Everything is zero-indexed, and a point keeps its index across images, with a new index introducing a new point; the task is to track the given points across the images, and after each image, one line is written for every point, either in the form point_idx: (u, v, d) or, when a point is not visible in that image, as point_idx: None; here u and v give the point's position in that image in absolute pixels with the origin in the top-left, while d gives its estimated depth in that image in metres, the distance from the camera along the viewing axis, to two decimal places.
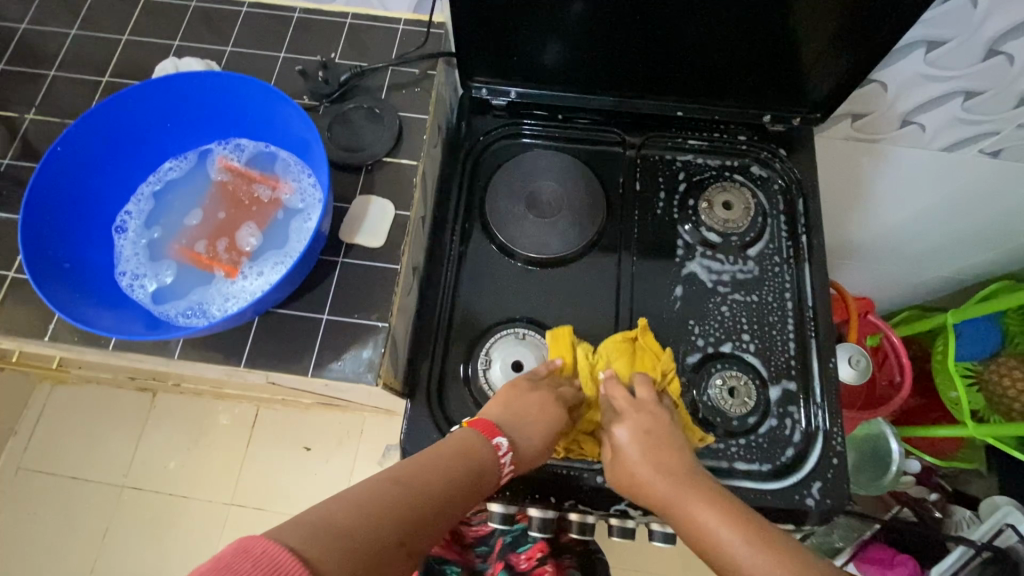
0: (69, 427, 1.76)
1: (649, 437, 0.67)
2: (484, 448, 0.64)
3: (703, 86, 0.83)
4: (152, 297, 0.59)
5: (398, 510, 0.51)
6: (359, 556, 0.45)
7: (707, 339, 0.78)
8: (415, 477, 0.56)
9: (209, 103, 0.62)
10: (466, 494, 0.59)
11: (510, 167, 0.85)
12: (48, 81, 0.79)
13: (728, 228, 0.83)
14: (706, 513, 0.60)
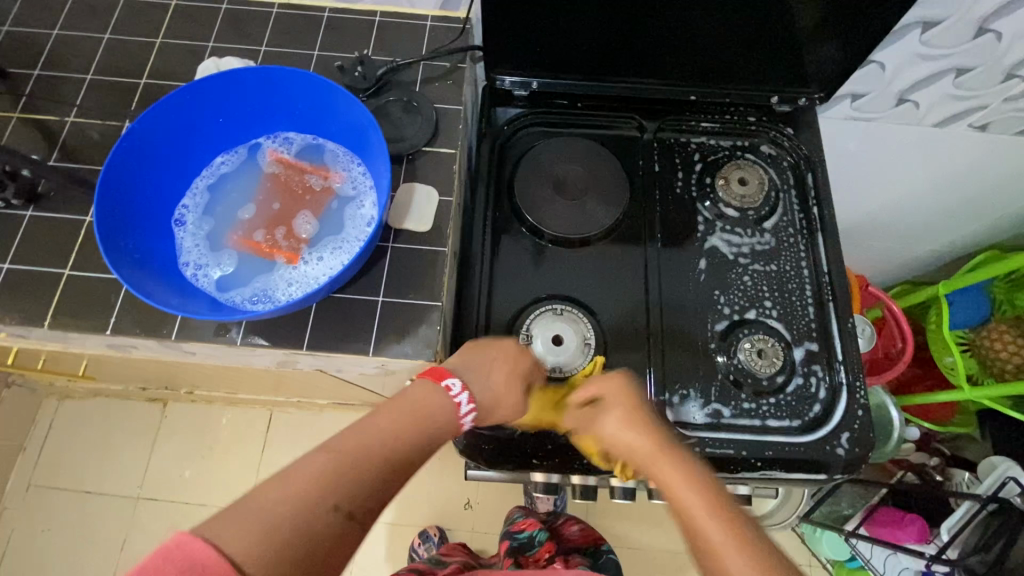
0: (79, 442, 1.74)
1: (631, 397, 0.66)
2: (432, 394, 0.62)
3: (714, 71, 0.88)
4: (217, 284, 0.62)
5: (331, 478, 0.51)
6: (283, 531, 0.46)
7: (733, 307, 0.82)
8: (348, 437, 0.55)
9: (261, 98, 0.66)
10: (416, 448, 0.58)
11: (536, 153, 0.89)
12: (87, 85, 0.79)
13: (745, 203, 0.88)
14: (673, 480, 0.58)
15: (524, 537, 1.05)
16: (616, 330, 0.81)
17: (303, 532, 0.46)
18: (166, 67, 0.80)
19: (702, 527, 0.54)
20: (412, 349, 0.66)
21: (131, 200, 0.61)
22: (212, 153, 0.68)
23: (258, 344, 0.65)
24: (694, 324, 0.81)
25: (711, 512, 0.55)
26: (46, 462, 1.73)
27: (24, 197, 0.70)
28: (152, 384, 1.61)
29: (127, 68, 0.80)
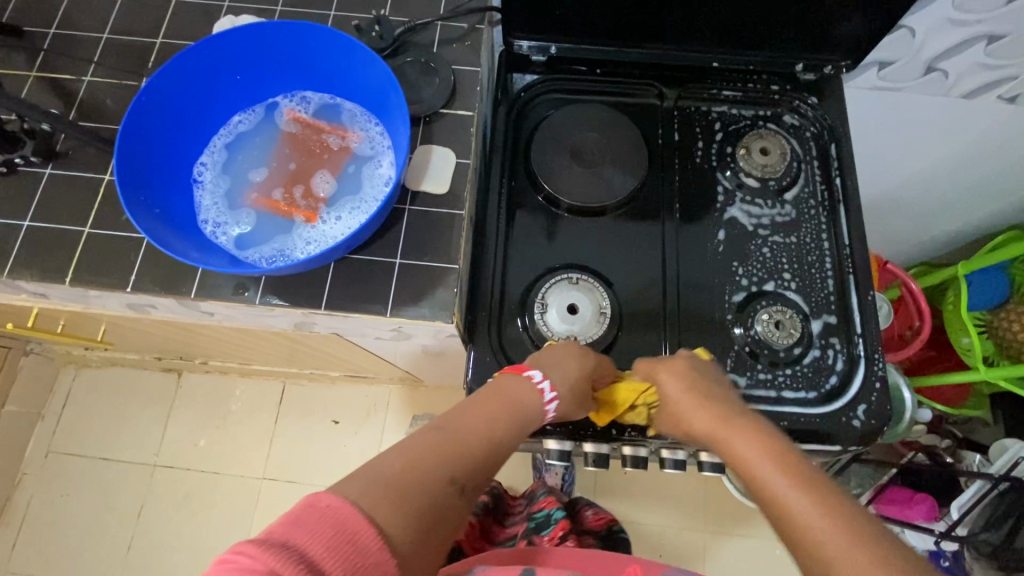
0: (97, 410, 1.78)
1: (694, 375, 0.68)
2: (525, 387, 0.65)
3: (739, 36, 0.86)
4: (235, 242, 0.62)
5: (446, 448, 0.54)
6: (417, 499, 0.48)
7: (751, 278, 0.81)
8: (457, 420, 0.58)
9: (279, 56, 0.65)
10: (514, 430, 0.61)
11: (553, 121, 0.87)
12: (102, 44, 0.78)
13: (766, 172, 0.86)
14: (753, 449, 0.58)
15: (540, 515, 0.98)
16: (634, 300, 0.80)
17: (432, 503, 0.49)
18: (181, 27, 0.79)
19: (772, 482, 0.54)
20: (426, 313, 0.66)
21: (149, 156, 0.61)
22: (229, 111, 0.67)
23: (276, 305, 0.66)
24: (711, 294, 0.80)
25: (789, 472, 0.55)
26: (65, 430, 1.76)
27: (43, 155, 0.70)
28: (168, 354, 1.63)
29: (142, 28, 0.79)
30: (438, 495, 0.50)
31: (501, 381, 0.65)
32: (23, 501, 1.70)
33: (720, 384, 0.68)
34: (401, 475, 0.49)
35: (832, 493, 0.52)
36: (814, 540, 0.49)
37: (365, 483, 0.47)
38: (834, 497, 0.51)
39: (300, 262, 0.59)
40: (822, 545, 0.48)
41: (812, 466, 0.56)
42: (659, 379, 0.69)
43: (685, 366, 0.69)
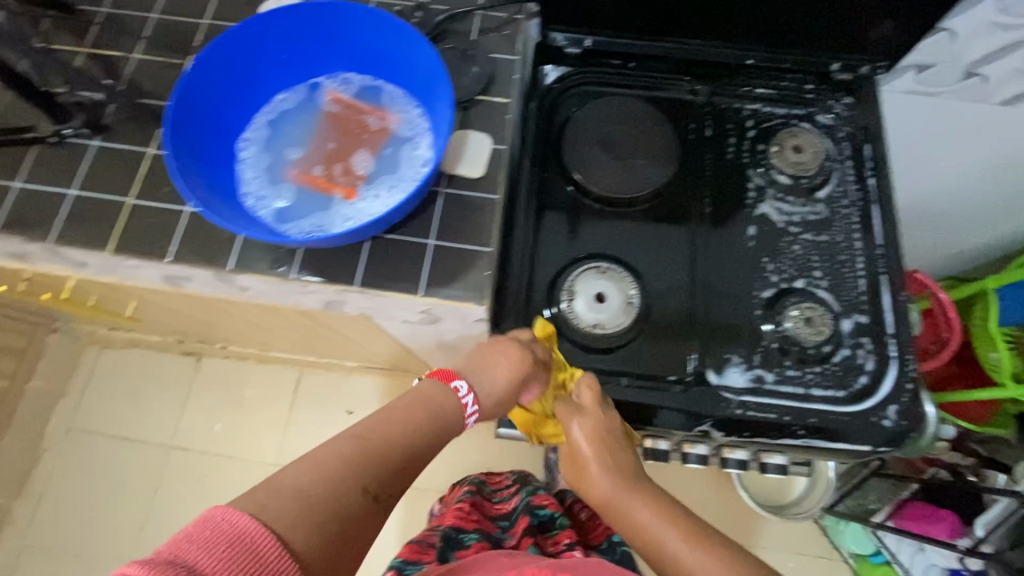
0: (117, 390, 1.81)
1: (604, 433, 0.70)
2: (446, 396, 0.63)
3: (774, 33, 0.86)
4: (275, 215, 0.63)
5: (364, 462, 0.54)
6: (320, 503, 0.50)
7: (781, 275, 0.81)
8: (375, 430, 0.57)
9: (327, 36, 0.67)
10: (428, 433, 0.60)
11: (586, 112, 0.87)
12: (150, 23, 0.79)
13: (799, 170, 0.85)
14: (677, 537, 0.65)
15: (544, 514, 1.01)
16: (661, 294, 0.80)
17: (335, 511, 0.50)
18: (229, 9, 0.81)
19: (704, 574, 0.61)
20: (457, 294, 0.67)
21: (197, 127, 0.62)
22: (273, 89, 0.69)
23: (311, 281, 0.67)
24: (739, 290, 0.80)
25: (713, 564, 0.61)
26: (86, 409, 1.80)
27: (88, 126, 0.72)
28: (188, 338, 1.66)
29: (189, 9, 0.81)
30: (342, 506, 0.51)
31: (423, 385, 0.63)
32: (43, 476, 1.73)
33: (615, 441, 0.71)
34: (292, 482, 0.50)
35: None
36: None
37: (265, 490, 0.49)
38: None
39: (341, 235, 0.59)
40: None
41: (704, 527, 0.66)
42: (583, 446, 0.70)
43: (592, 401, 0.70)
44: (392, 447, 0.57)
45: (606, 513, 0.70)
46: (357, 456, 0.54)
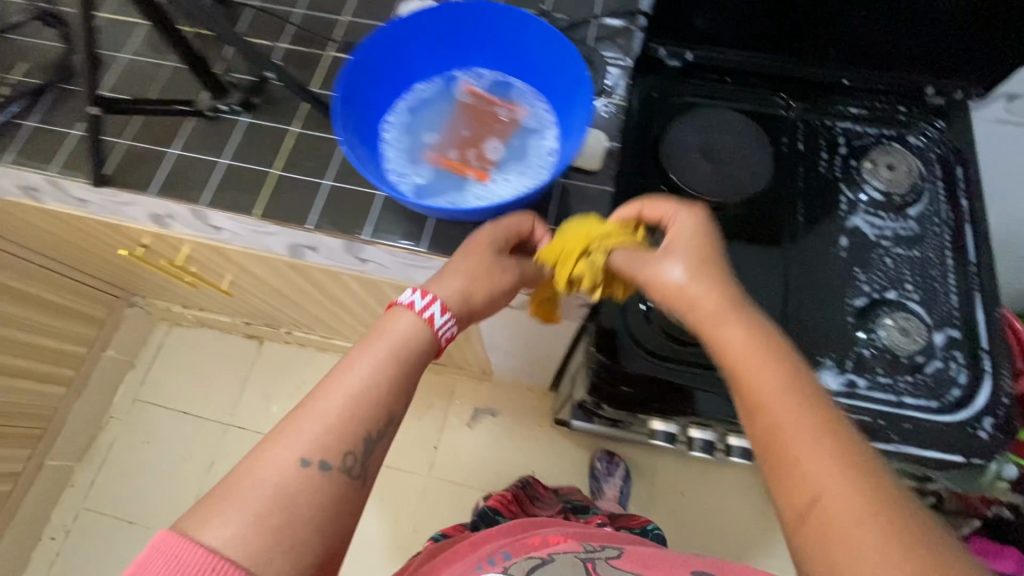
0: (183, 367, 1.89)
1: (701, 240, 0.64)
2: (408, 320, 0.63)
3: (867, 53, 0.90)
4: (416, 190, 0.69)
5: (335, 430, 0.57)
6: (263, 496, 0.53)
7: (873, 286, 0.83)
8: (325, 387, 0.59)
9: (469, 32, 0.73)
10: (385, 365, 0.61)
11: (684, 120, 0.92)
12: (296, 16, 0.86)
13: (891, 187, 0.88)
14: (792, 406, 0.54)
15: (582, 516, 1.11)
16: (753, 296, 0.83)
17: (284, 496, 0.53)
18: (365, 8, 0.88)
19: (798, 440, 0.52)
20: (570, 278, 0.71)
21: (357, 107, 0.68)
22: (416, 80, 0.75)
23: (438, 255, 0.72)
24: (832, 297, 0.83)
25: (815, 432, 0.52)
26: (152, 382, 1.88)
27: (244, 103, 0.79)
28: (256, 320, 1.73)
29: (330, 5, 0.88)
30: (292, 487, 0.54)
31: (378, 324, 0.64)
32: (106, 442, 1.81)
33: (723, 273, 0.62)
34: (240, 488, 0.53)
35: (867, 463, 0.51)
36: (823, 496, 0.50)
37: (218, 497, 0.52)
38: (868, 459, 0.51)
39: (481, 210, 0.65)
40: (819, 475, 0.50)
41: (819, 393, 0.56)
42: (630, 265, 0.66)
43: (681, 233, 0.65)
44: (354, 394, 0.59)
45: (684, 308, 0.62)
46: (301, 427, 0.57)
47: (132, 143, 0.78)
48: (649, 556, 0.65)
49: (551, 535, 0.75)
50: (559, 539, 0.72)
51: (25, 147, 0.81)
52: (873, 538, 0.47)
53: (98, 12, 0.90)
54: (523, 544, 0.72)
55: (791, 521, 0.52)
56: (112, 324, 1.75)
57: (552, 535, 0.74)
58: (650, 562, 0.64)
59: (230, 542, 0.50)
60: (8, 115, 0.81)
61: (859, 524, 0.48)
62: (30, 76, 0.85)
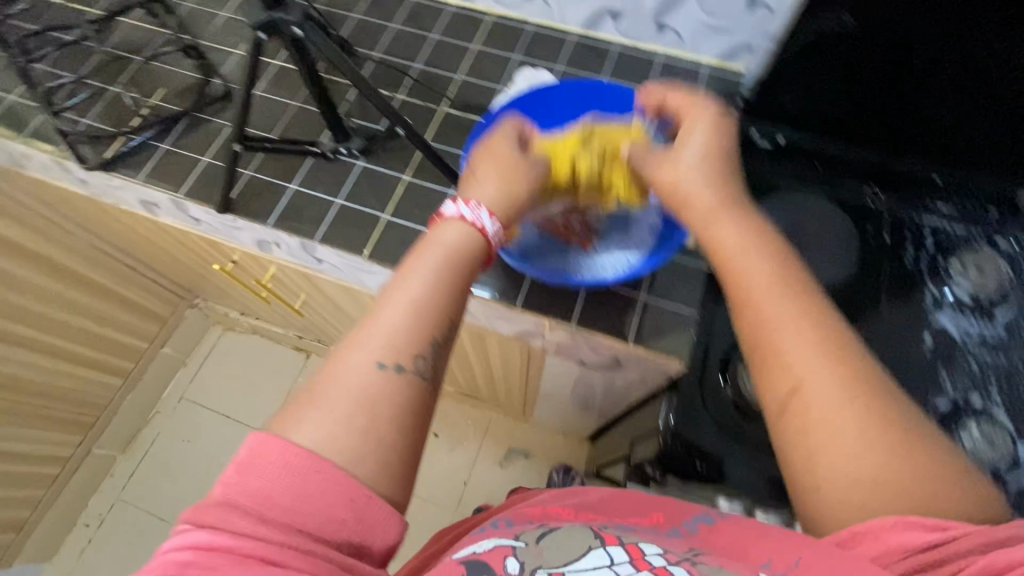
0: (230, 371, 1.92)
1: (715, 149, 0.62)
2: (454, 232, 0.57)
3: (962, 154, 0.89)
4: (528, 256, 0.78)
5: (384, 339, 0.50)
6: (349, 398, 0.47)
7: (958, 389, 0.82)
8: (388, 293, 0.53)
9: (591, 120, 0.84)
10: (448, 272, 0.55)
11: (772, 202, 0.95)
12: (414, 72, 0.94)
13: (980, 291, 0.88)
14: (774, 288, 0.52)
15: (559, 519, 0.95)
16: None
17: (366, 398, 0.47)
18: (480, 70, 0.95)
19: (787, 326, 0.50)
20: (662, 350, 0.73)
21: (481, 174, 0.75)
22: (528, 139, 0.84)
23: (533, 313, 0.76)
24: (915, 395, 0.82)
25: (800, 317, 0.50)
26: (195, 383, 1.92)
27: (363, 149, 0.85)
28: (310, 335, 1.78)
29: (448, 65, 0.95)
30: (369, 393, 0.47)
31: (426, 236, 0.57)
32: (149, 437, 1.84)
33: (723, 169, 0.61)
34: (328, 390, 0.47)
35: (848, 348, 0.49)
36: (813, 377, 0.47)
37: (305, 407, 0.47)
38: (854, 350, 0.49)
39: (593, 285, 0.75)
40: (812, 378, 0.47)
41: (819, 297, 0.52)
42: (642, 163, 0.66)
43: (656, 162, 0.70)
44: (412, 307, 0.52)
45: (676, 199, 0.61)
46: (379, 330, 0.50)
47: (254, 174, 0.85)
48: (719, 532, 0.50)
49: (559, 505, 0.58)
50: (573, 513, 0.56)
51: (158, 168, 0.88)
52: (865, 424, 0.45)
53: (233, 51, 0.98)
54: (520, 514, 0.57)
55: (777, 419, 0.49)
56: (171, 323, 1.82)
57: (576, 509, 0.57)
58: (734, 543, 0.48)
59: (325, 443, 0.45)
60: (145, 137, 0.89)
61: (845, 405, 0.46)
62: (166, 103, 0.93)
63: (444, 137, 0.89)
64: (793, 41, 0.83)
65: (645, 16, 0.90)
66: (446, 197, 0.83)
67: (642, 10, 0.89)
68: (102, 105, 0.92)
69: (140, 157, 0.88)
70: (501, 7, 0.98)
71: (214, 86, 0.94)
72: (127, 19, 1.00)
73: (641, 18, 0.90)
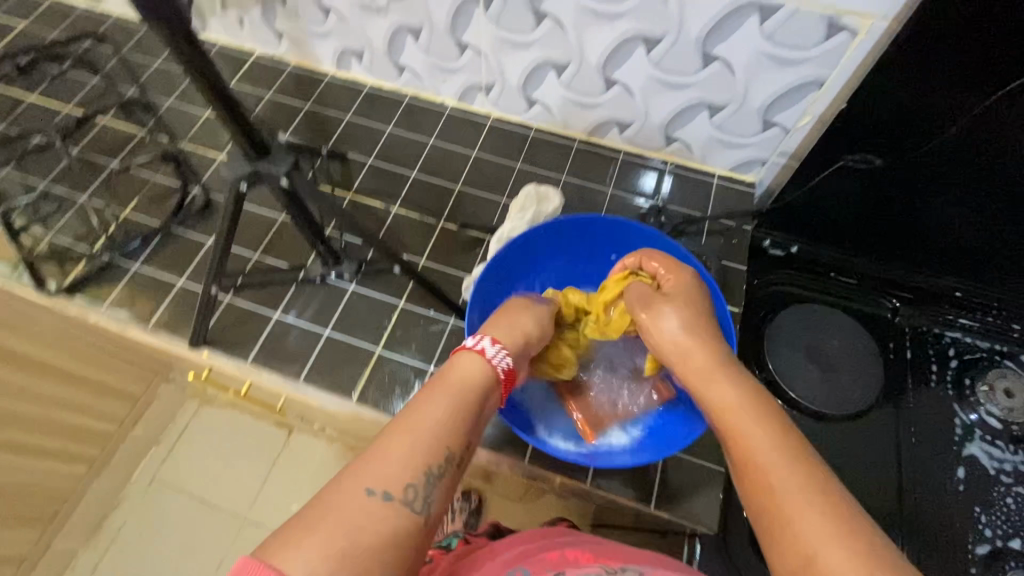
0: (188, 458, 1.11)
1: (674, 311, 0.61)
2: (475, 363, 0.49)
3: (987, 270, 0.86)
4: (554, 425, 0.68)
5: (389, 465, 0.39)
6: (337, 524, 0.35)
7: (995, 531, 0.78)
8: (415, 410, 0.43)
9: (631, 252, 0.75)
10: (467, 401, 0.46)
11: (791, 317, 0.89)
12: (410, 181, 0.89)
13: (1011, 416, 0.85)
14: (751, 411, 0.44)
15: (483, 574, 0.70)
16: None
17: (354, 535, 0.36)
18: (480, 180, 0.90)
19: (761, 457, 0.41)
20: (681, 512, 0.68)
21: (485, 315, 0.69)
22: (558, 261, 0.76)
23: (542, 467, 0.70)
24: (949, 540, 0.78)
25: (778, 443, 0.41)
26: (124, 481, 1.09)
27: (356, 272, 0.80)
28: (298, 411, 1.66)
29: (446, 174, 0.91)
30: (358, 523, 0.36)
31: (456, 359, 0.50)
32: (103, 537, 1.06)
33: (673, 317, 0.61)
34: (319, 506, 0.36)
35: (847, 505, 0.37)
36: (794, 529, 0.37)
37: (297, 525, 0.35)
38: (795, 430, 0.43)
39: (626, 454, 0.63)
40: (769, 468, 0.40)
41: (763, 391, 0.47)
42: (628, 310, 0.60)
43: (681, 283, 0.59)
44: (423, 433, 0.42)
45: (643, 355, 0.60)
46: (386, 451, 0.40)
47: (235, 300, 0.78)
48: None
49: (576, 547, 0.51)
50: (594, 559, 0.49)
51: (132, 293, 0.82)
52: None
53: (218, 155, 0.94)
54: (538, 559, 0.49)
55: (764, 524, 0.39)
56: (144, 403, 1.10)
57: (597, 556, 0.49)
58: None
59: (308, 571, 0.33)
60: (117, 257, 0.83)
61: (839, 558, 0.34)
62: (141, 215, 0.87)
63: (442, 256, 0.83)
64: (824, 169, 0.77)
65: (653, 128, 0.86)
66: (445, 328, 0.77)
67: (650, 123, 0.85)
68: (69, 218, 0.86)
69: (112, 280, 0.83)
70: (502, 111, 0.94)
71: (194, 195, 0.89)
72: (104, 119, 0.95)
73: (649, 130, 0.86)
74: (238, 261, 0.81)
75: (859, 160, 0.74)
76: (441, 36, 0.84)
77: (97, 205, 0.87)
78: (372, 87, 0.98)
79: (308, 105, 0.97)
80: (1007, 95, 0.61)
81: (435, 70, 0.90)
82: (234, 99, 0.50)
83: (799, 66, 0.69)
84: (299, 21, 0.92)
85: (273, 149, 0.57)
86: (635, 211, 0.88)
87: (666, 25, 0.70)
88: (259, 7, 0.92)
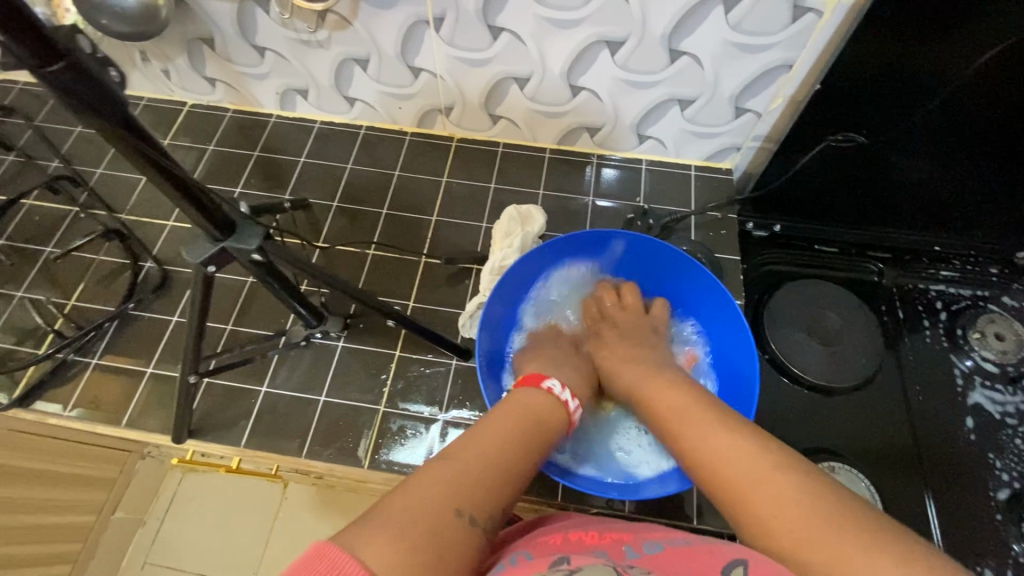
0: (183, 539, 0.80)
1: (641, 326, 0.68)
2: (541, 396, 0.52)
3: (961, 219, 0.87)
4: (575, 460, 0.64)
5: (471, 482, 0.39)
6: (417, 533, 0.34)
7: (1012, 474, 0.80)
8: (491, 433, 0.44)
9: (628, 259, 0.73)
10: (531, 440, 0.46)
11: (787, 297, 0.88)
12: (383, 219, 0.85)
13: (1004, 358, 0.87)
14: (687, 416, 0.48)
15: None
16: (888, 491, 0.79)
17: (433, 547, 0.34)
18: (456, 206, 0.86)
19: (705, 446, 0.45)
20: (720, 522, 0.68)
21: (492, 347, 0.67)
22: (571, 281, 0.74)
23: (573, 500, 0.68)
24: (974, 488, 0.80)
25: (715, 426, 0.45)
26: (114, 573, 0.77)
27: (344, 327, 0.74)
28: None
29: (419, 206, 0.86)
30: (441, 534, 0.35)
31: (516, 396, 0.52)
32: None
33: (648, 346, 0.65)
34: (397, 506, 0.35)
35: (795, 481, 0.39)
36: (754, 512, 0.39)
37: (381, 530, 0.33)
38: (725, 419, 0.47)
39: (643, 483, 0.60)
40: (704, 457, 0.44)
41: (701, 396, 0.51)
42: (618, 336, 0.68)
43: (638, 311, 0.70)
44: (499, 457, 0.42)
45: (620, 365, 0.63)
46: (468, 470, 0.40)
47: (213, 380, 0.72)
48: (699, 555, 0.36)
49: (578, 528, 0.45)
50: (597, 536, 0.42)
51: (97, 388, 0.75)
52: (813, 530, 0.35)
53: (166, 221, 0.86)
54: (539, 543, 0.42)
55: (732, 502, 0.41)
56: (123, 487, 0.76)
57: (603, 532, 0.43)
58: (699, 567, 0.35)
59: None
60: (70, 352, 0.75)
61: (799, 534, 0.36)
62: (91, 301, 0.80)
63: (431, 295, 0.79)
64: (808, 148, 0.77)
65: (625, 128, 0.84)
66: (448, 372, 0.72)
67: (622, 122, 0.83)
68: (7, 317, 0.78)
69: (68, 380, 0.75)
70: (465, 130, 0.90)
71: (147, 270, 0.82)
72: (29, 200, 0.86)
73: (621, 130, 0.85)
74: (211, 337, 0.74)
75: (843, 138, 0.75)
76: (392, 62, 0.78)
77: (39, 298, 0.79)
78: (323, 124, 0.92)
79: (256, 153, 0.90)
80: (991, 56, 0.62)
81: (389, 97, 0.85)
82: (189, 178, 0.44)
83: (768, 50, 0.70)
84: (232, 65, 0.85)
85: (239, 222, 0.51)
86: (621, 216, 0.86)
87: (629, 26, 0.69)
88: (184, 55, 0.84)
